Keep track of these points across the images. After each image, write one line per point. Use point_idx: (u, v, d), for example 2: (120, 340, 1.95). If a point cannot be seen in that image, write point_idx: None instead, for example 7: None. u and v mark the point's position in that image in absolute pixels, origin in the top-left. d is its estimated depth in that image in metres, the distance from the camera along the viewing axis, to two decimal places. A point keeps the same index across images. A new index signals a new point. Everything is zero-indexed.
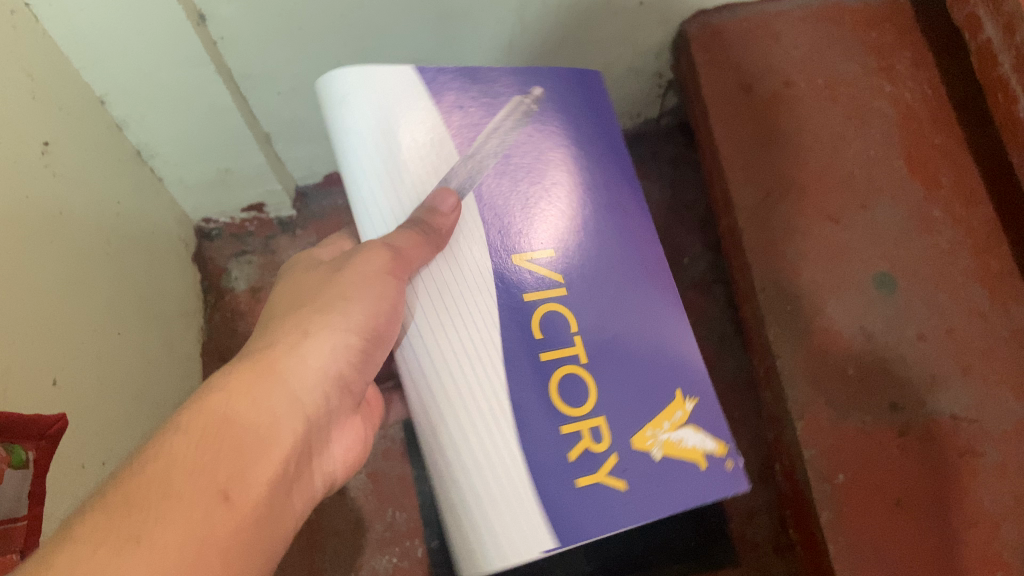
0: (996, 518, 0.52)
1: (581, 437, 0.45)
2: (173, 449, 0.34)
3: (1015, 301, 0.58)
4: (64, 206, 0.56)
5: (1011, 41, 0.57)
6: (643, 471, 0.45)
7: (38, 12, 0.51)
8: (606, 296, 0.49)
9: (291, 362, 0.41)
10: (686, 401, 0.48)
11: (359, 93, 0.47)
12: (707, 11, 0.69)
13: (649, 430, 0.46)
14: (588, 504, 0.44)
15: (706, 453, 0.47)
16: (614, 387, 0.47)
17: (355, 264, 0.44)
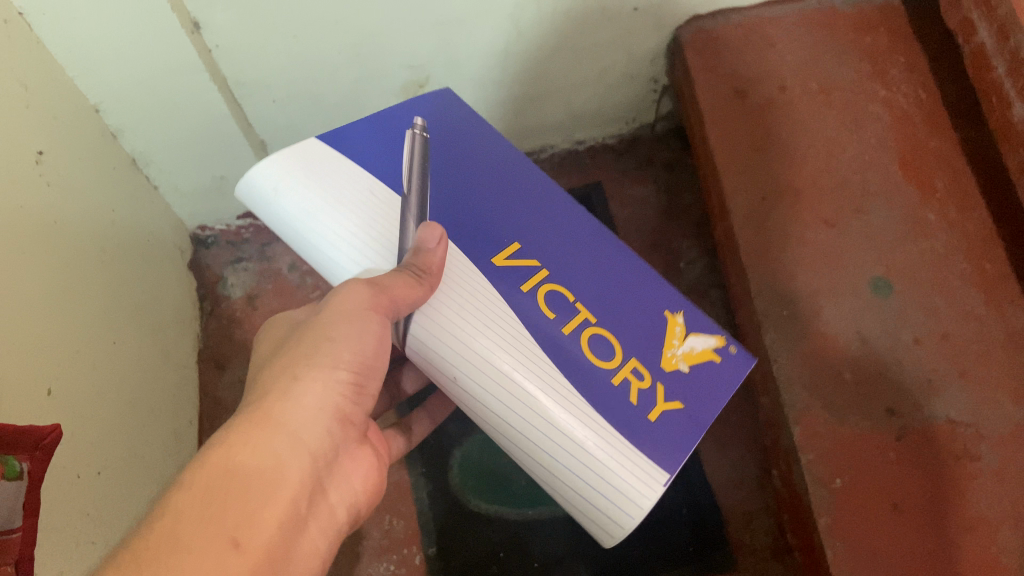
0: (995, 522, 0.52)
1: (625, 382, 0.44)
2: (178, 505, 0.34)
3: (1011, 304, 0.58)
4: (59, 215, 0.56)
5: (1005, 46, 0.58)
6: (684, 390, 0.44)
7: (32, 20, 0.51)
8: (581, 258, 0.48)
9: (284, 407, 0.40)
10: (675, 315, 0.46)
11: (277, 182, 0.48)
12: (701, 16, 0.69)
13: (666, 352, 0.45)
14: (664, 438, 0.42)
15: (713, 348, 0.45)
16: (622, 329, 0.46)
17: (335, 307, 0.42)
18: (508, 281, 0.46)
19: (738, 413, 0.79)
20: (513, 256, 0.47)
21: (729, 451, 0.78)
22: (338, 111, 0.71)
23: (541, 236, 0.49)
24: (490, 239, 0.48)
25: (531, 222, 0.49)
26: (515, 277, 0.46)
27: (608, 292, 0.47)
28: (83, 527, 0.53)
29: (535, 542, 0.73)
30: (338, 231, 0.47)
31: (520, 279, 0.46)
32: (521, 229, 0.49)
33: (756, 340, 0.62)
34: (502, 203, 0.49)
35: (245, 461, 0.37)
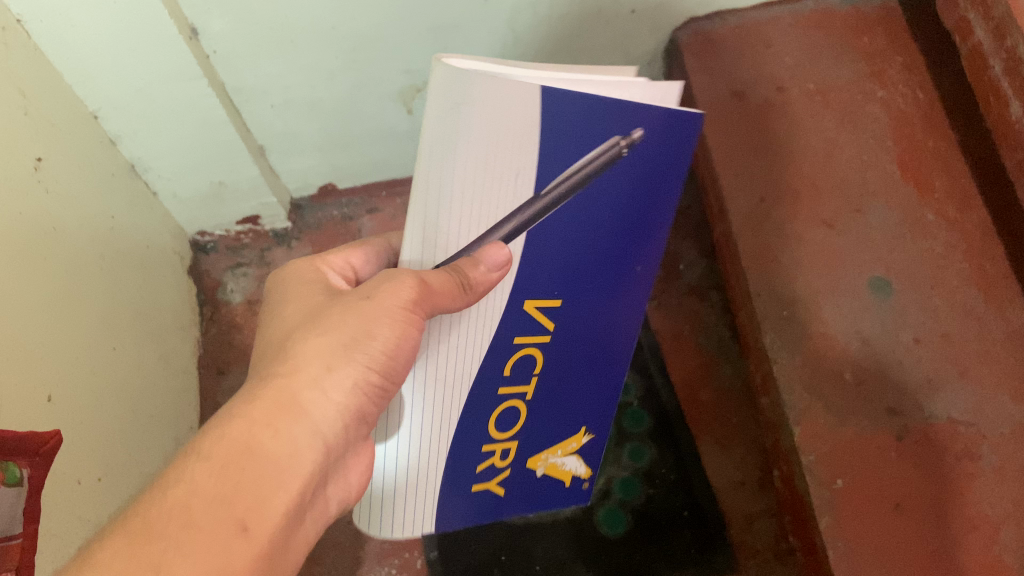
0: (996, 521, 0.52)
1: (493, 455, 0.51)
2: (195, 476, 0.33)
3: (1011, 303, 0.58)
4: (58, 223, 0.56)
5: (1001, 44, 0.58)
6: (518, 485, 0.54)
7: (31, 27, 0.51)
8: (579, 346, 0.49)
9: (311, 395, 0.38)
10: (584, 434, 0.54)
11: (477, 110, 0.34)
12: (698, 18, 0.69)
13: (543, 455, 0.54)
14: (466, 507, 0.52)
15: (574, 475, 0.57)
16: (539, 419, 0.52)
17: (379, 296, 0.39)
18: (511, 331, 0.45)
19: (739, 415, 0.79)
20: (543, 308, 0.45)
21: (731, 453, 0.78)
22: (335, 116, 0.71)
23: (586, 302, 0.47)
24: (542, 284, 0.44)
25: (583, 289, 0.46)
26: (521, 330, 0.46)
27: (555, 387, 0.51)
28: (82, 533, 0.53)
29: (537, 546, 0.73)
30: (466, 209, 0.38)
31: (519, 332, 0.46)
32: (573, 289, 0.45)
33: (756, 341, 0.62)
34: (571, 249, 0.43)
35: (268, 439, 0.36)
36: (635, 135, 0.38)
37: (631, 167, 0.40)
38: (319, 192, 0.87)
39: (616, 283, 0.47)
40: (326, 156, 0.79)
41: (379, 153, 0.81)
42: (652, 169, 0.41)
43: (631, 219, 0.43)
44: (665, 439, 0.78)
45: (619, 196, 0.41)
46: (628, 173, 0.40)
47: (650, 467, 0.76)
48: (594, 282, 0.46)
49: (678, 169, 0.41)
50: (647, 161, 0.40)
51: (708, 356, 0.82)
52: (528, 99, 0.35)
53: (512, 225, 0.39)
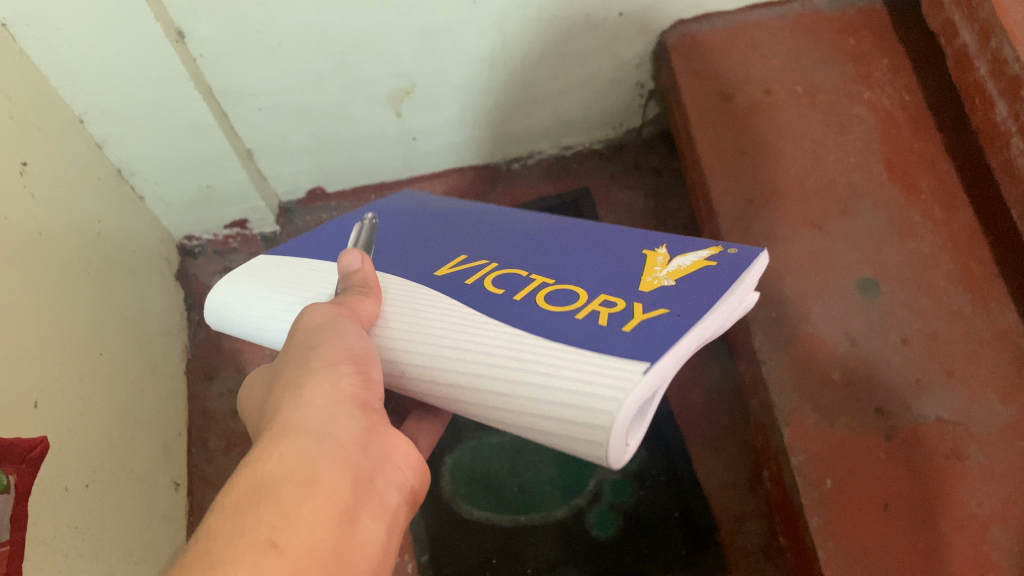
0: (984, 520, 0.52)
1: (595, 309, 0.36)
2: (207, 528, 0.27)
3: (997, 303, 0.58)
4: (43, 227, 0.55)
5: (987, 46, 0.58)
6: (677, 297, 0.36)
7: (16, 31, 0.50)
8: (561, 254, 0.44)
9: (297, 412, 0.32)
10: (659, 251, 0.42)
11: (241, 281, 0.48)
12: (686, 21, 0.70)
13: (648, 277, 0.39)
14: (650, 334, 0.33)
15: (709, 257, 0.39)
16: (597, 280, 0.40)
17: (299, 337, 0.37)
18: (456, 280, 0.43)
19: (729, 416, 0.79)
20: (459, 264, 0.46)
21: (720, 454, 0.78)
22: (324, 119, 0.71)
23: (500, 249, 0.47)
24: (437, 259, 0.47)
25: (500, 245, 0.47)
26: (462, 277, 0.44)
27: (573, 269, 0.42)
28: (71, 541, 0.52)
29: (528, 549, 0.73)
30: (275, 296, 0.45)
31: (467, 276, 0.43)
32: (485, 248, 0.47)
33: (745, 343, 0.62)
34: (446, 241, 0.49)
35: (272, 467, 0.30)
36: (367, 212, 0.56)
37: (420, 216, 0.54)
38: (308, 196, 0.85)
39: (532, 234, 0.48)
40: (315, 162, 0.78)
41: (368, 157, 0.80)
42: (442, 213, 0.55)
43: (471, 220, 0.52)
44: (655, 443, 0.78)
45: (430, 221, 0.53)
46: (425, 218, 0.54)
47: (641, 469, 0.77)
48: (503, 237, 0.48)
49: (455, 207, 0.56)
50: (423, 213, 0.55)
51: None
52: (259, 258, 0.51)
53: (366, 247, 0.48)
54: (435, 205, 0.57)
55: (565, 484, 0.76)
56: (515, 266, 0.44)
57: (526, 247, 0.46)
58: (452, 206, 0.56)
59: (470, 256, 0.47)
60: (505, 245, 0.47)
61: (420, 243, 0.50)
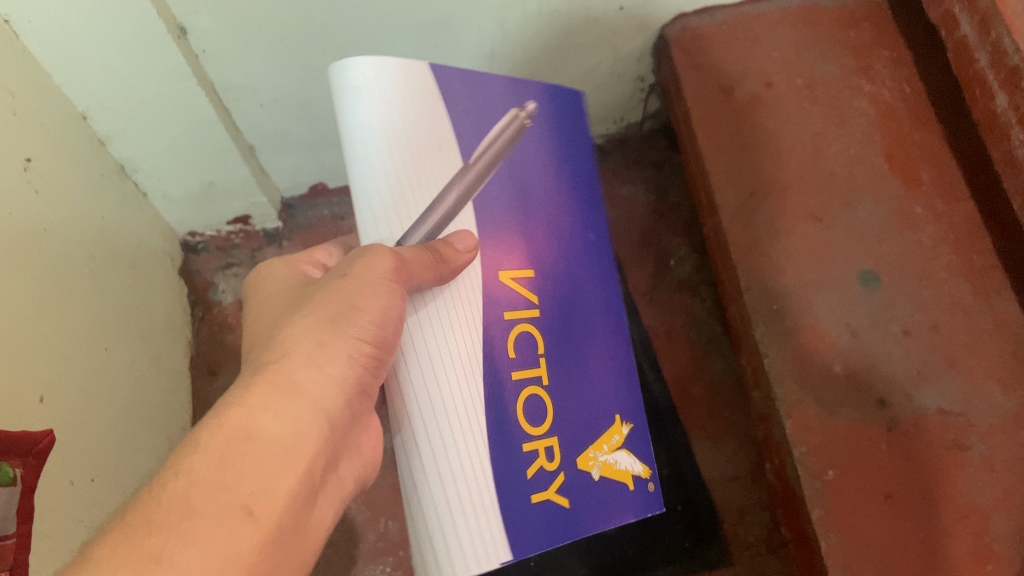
0: (985, 510, 0.53)
1: (538, 455, 0.45)
2: (192, 466, 0.33)
3: (998, 294, 0.58)
4: (47, 223, 0.56)
5: (987, 37, 0.58)
6: (585, 497, 0.47)
7: (18, 27, 0.50)
8: (572, 347, 0.50)
9: (306, 374, 0.37)
10: (623, 426, 0.51)
11: (377, 89, 0.44)
12: (686, 14, 0.69)
13: (592, 452, 0.48)
14: (536, 527, 0.44)
15: (634, 475, 0.50)
16: (568, 413, 0.48)
17: (356, 272, 0.39)
18: (496, 304, 0.46)
19: (731, 408, 0.78)
20: (520, 280, 0.48)
21: (722, 445, 0.77)
22: (326, 114, 0.71)
23: (556, 290, 0.51)
24: (511, 251, 0.48)
25: (555, 274, 0.51)
26: (507, 302, 0.47)
27: (565, 382, 0.49)
28: (78, 534, 0.53)
29: None
30: (411, 183, 0.44)
31: (507, 307, 0.47)
32: (545, 268, 0.50)
33: (747, 336, 0.62)
34: (526, 228, 0.50)
35: (263, 424, 0.35)
36: (526, 108, 0.51)
37: (549, 154, 0.53)
38: (310, 191, 0.86)
39: (576, 292, 0.52)
40: (317, 157, 0.78)
41: None
42: (560, 158, 0.53)
43: (563, 210, 0.53)
44: (658, 435, 0.78)
45: (546, 172, 0.52)
46: (548, 161, 0.52)
47: None
48: (558, 263, 0.51)
49: (573, 153, 0.55)
50: (554, 145, 0.53)
51: (700, 351, 0.81)
52: (435, 93, 0.47)
53: (459, 189, 0.46)
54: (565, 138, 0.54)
55: None
56: (543, 326, 0.49)
57: (565, 322, 0.50)
58: (576, 159, 0.55)
59: (534, 278, 0.49)
60: (560, 283, 0.51)
61: (513, 210, 0.49)
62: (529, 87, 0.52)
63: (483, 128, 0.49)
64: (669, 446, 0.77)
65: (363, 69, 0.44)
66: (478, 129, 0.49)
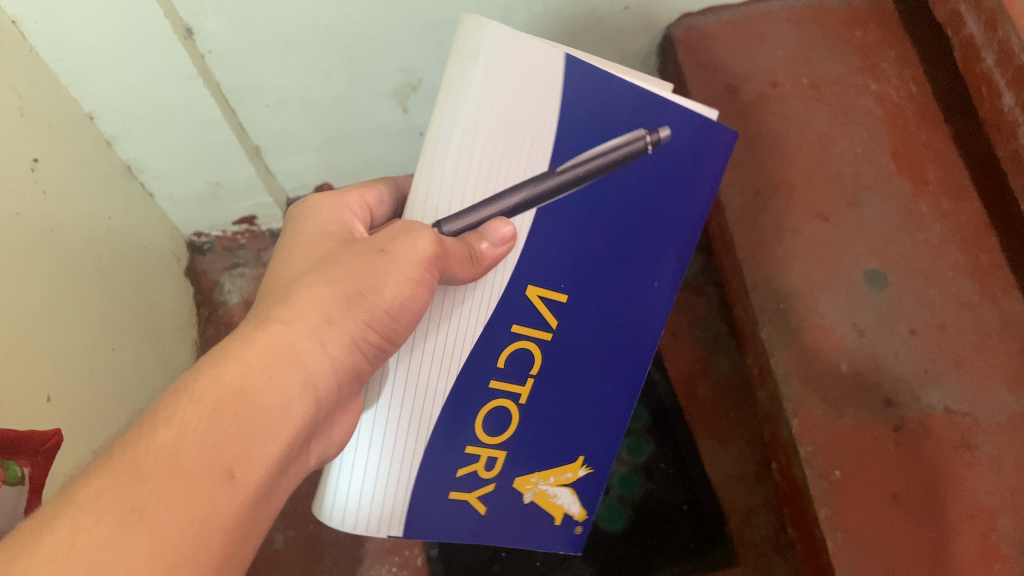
0: (993, 510, 0.53)
1: (477, 461, 0.50)
2: (184, 417, 0.31)
3: (1006, 293, 0.58)
4: (54, 223, 0.56)
5: (993, 36, 0.58)
6: (502, 504, 0.52)
7: (25, 28, 0.50)
8: (573, 378, 0.50)
9: (307, 345, 0.36)
10: (581, 466, 0.53)
11: (491, 67, 0.40)
12: (691, 14, 0.68)
13: (534, 478, 0.52)
14: (440, 516, 0.50)
15: (565, 512, 0.55)
16: (532, 435, 0.51)
17: (393, 251, 0.39)
18: (507, 317, 0.46)
19: (737, 408, 0.78)
20: (547, 301, 0.46)
21: (729, 445, 0.77)
22: (331, 114, 0.71)
23: (587, 320, 0.48)
24: (549, 271, 0.46)
25: (594, 304, 0.47)
26: (522, 317, 0.46)
27: (547, 405, 0.50)
28: None
29: None
30: (479, 173, 0.42)
31: (518, 322, 0.46)
32: (583, 296, 0.47)
33: (753, 335, 0.62)
34: (578, 256, 0.46)
35: (260, 386, 0.34)
36: (656, 133, 0.43)
37: (655, 189, 0.45)
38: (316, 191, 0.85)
39: (612, 326, 0.49)
40: (322, 157, 0.78)
41: (375, 153, 0.80)
42: (667, 194, 0.45)
43: (641, 246, 0.47)
44: (663, 436, 0.78)
45: (636, 207, 0.45)
46: (649, 196, 0.45)
47: (649, 462, 0.77)
48: (601, 297, 0.47)
49: (691, 193, 0.45)
50: (668, 179, 0.45)
51: (705, 350, 0.81)
52: (554, 88, 0.41)
53: (524, 195, 0.43)
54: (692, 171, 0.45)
55: None
56: (552, 349, 0.48)
57: (578, 355, 0.49)
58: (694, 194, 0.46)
59: (565, 302, 0.47)
60: (595, 316, 0.48)
61: (574, 237, 0.45)
62: (676, 103, 0.43)
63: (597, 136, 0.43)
64: (674, 448, 0.77)
65: (468, 43, 0.40)
66: (591, 137, 0.43)
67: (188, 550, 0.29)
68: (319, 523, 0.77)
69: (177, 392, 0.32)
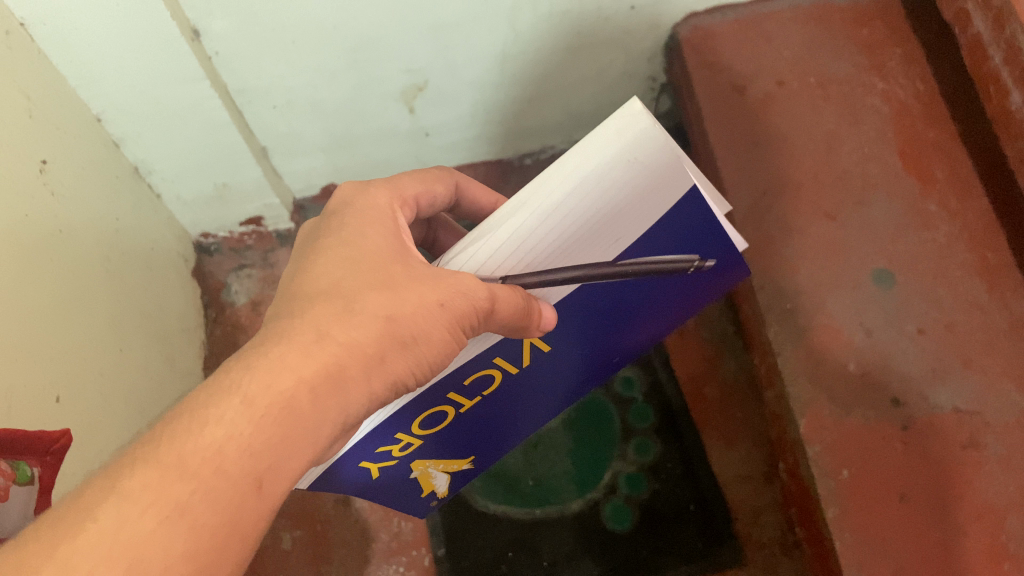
0: (1001, 510, 0.52)
1: (408, 447, 0.49)
2: (235, 418, 0.30)
3: (1014, 293, 0.58)
4: (64, 224, 0.56)
5: (1001, 35, 0.58)
6: (391, 477, 0.52)
7: (33, 31, 0.51)
8: (513, 399, 0.52)
9: (356, 377, 0.35)
10: (464, 461, 0.57)
11: (629, 171, 0.34)
12: (698, 13, 0.69)
13: (430, 463, 0.54)
14: (348, 484, 0.49)
15: (432, 491, 0.58)
16: (453, 431, 0.52)
17: (451, 307, 0.37)
18: (502, 346, 0.46)
19: (743, 409, 0.78)
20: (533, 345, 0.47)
21: (735, 447, 0.77)
22: (338, 116, 0.71)
23: (546, 362, 0.49)
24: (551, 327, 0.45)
25: (562, 349, 0.48)
26: (509, 348, 0.46)
27: (481, 413, 0.51)
28: None
29: (544, 542, 0.74)
30: (549, 251, 0.37)
31: (500, 353, 0.46)
32: (561, 344, 0.48)
33: (760, 336, 0.62)
34: (569, 317, 0.45)
35: (307, 402, 0.32)
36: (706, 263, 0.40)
37: (656, 300, 0.45)
38: (323, 193, 0.85)
39: (564, 368, 0.51)
40: (330, 158, 0.78)
41: (381, 154, 0.80)
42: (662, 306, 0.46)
43: (619, 325, 0.47)
44: (668, 434, 0.78)
45: (634, 305, 0.45)
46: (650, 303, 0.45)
47: (656, 462, 0.76)
48: (570, 347, 0.48)
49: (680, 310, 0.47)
50: (670, 298, 0.45)
51: (711, 349, 0.81)
52: (668, 206, 0.37)
53: (577, 273, 0.38)
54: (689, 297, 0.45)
55: (580, 476, 0.76)
56: (511, 379, 0.49)
57: (523, 383, 0.51)
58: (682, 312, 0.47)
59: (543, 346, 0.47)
60: (556, 359, 0.49)
61: (571, 307, 0.44)
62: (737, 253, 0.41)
63: (662, 243, 0.39)
64: (677, 448, 0.77)
65: (615, 133, 0.33)
66: (657, 241, 0.39)
67: (213, 554, 0.28)
68: (326, 523, 0.77)
69: (227, 393, 0.31)
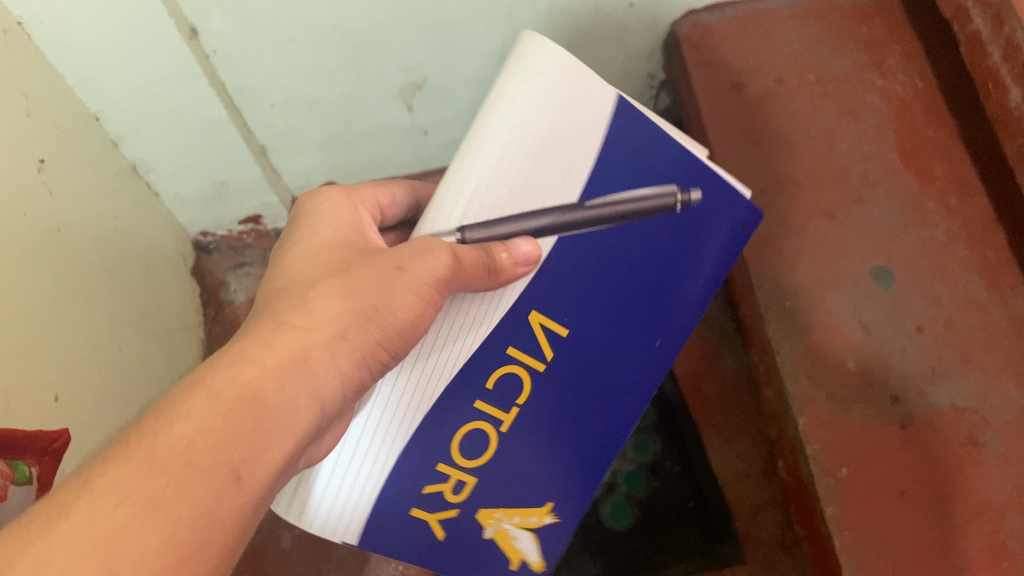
0: (999, 508, 0.52)
1: (445, 480, 0.49)
2: (201, 411, 0.32)
3: (1013, 291, 0.58)
4: (62, 223, 0.56)
5: (1000, 32, 0.58)
6: (459, 535, 0.52)
7: (31, 29, 0.51)
8: (562, 415, 0.50)
9: (320, 354, 0.36)
10: (547, 513, 0.53)
11: (544, 87, 0.44)
12: (697, 10, 0.68)
13: (498, 514, 0.52)
14: (393, 529, 0.49)
15: (523, 559, 0.54)
16: (505, 465, 0.50)
17: (410, 270, 0.40)
18: (508, 332, 0.47)
19: (742, 407, 0.78)
20: (547, 331, 0.48)
21: (734, 445, 0.77)
22: (337, 114, 0.71)
23: (580, 361, 0.49)
24: (557, 306, 0.47)
25: (591, 341, 0.49)
26: (521, 341, 0.47)
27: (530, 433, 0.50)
28: None
29: None
30: (506, 192, 0.44)
31: (515, 343, 0.47)
32: (586, 333, 0.48)
33: (759, 333, 0.62)
34: (580, 293, 0.47)
35: (273, 392, 0.34)
36: (691, 194, 0.46)
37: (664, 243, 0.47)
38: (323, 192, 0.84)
39: (609, 371, 0.50)
40: (329, 155, 0.78)
41: (381, 151, 0.80)
42: (675, 251, 0.48)
43: (642, 295, 0.49)
44: (668, 431, 0.78)
45: (643, 257, 0.47)
46: (658, 250, 0.47)
47: (655, 460, 0.77)
48: (599, 336, 0.49)
49: (698, 251, 0.48)
50: (676, 237, 0.47)
51: (711, 347, 0.81)
52: (600, 122, 0.45)
53: (551, 219, 0.45)
54: (696, 229, 0.47)
55: None
56: (540, 380, 0.49)
57: (564, 390, 0.50)
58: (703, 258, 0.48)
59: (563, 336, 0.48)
60: (593, 355, 0.49)
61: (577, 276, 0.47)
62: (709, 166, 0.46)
63: (627, 181, 0.46)
64: (677, 446, 0.77)
65: (527, 74, 0.44)
66: (619, 176, 0.46)
67: (195, 548, 0.29)
68: None
69: (193, 386, 0.33)
